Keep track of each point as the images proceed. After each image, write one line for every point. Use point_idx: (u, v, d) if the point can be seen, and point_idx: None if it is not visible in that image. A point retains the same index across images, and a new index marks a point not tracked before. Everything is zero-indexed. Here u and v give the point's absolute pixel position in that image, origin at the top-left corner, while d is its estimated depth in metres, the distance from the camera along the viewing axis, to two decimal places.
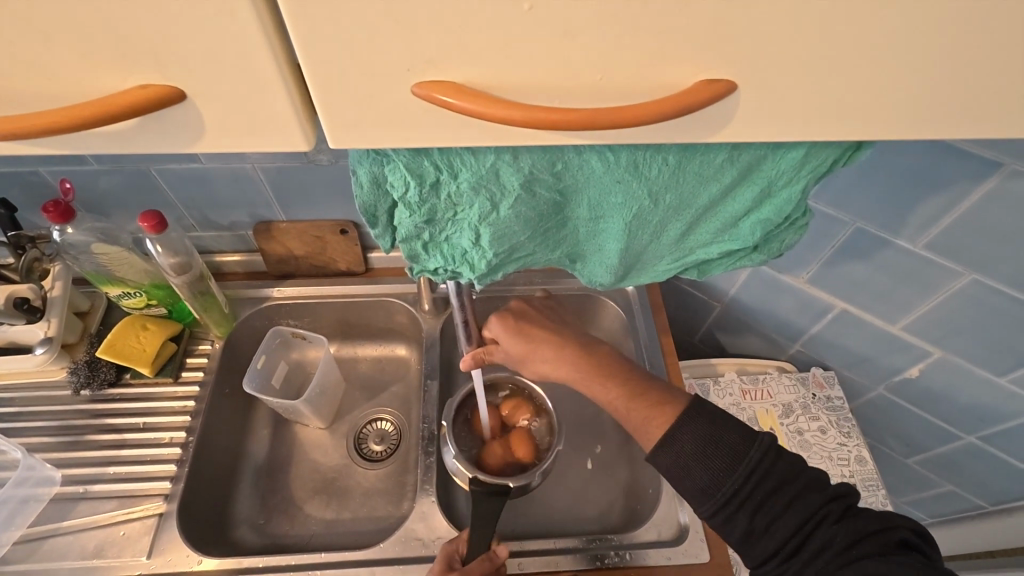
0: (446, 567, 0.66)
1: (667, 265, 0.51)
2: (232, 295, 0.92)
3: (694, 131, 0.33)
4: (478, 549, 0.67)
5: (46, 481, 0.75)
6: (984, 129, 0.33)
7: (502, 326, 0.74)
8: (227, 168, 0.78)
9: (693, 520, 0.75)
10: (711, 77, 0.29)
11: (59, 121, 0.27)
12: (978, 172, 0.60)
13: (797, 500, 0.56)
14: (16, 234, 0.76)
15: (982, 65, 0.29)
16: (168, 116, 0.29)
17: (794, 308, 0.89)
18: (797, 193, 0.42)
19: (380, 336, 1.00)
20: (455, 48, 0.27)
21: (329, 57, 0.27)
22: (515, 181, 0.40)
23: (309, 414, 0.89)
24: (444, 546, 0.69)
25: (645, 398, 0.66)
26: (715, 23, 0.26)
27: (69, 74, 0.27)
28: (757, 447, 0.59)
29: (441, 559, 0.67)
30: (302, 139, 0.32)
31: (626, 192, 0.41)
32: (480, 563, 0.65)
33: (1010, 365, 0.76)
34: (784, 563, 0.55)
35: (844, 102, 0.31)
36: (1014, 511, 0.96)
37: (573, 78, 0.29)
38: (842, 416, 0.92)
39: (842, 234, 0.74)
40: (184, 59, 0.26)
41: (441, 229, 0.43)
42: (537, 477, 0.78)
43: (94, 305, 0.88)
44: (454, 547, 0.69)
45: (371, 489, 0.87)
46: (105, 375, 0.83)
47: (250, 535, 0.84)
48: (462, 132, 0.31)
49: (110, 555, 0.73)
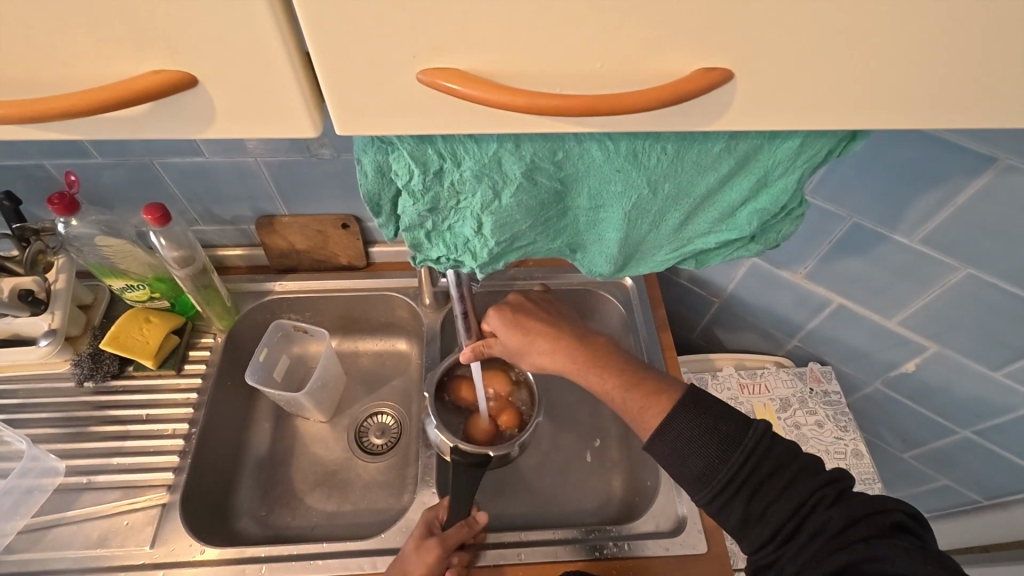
0: (426, 532, 0.69)
1: (666, 255, 0.51)
2: (234, 288, 0.93)
3: (692, 118, 0.34)
4: (457, 516, 0.72)
5: (51, 471, 0.76)
6: (978, 119, 0.34)
7: (499, 318, 0.74)
8: (229, 161, 0.78)
9: (691, 512, 0.76)
10: (708, 66, 0.30)
11: (74, 106, 0.28)
12: (973, 167, 0.61)
13: (792, 486, 0.58)
14: (21, 226, 0.77)
15: (975, 55, 0.30)
16: (180, 102, 0.30)
17: (790, 303, 0.90)
18: (793, 183, 0.43)
19: (381, 331, 1.00)
20: (461, 36, 0.27)
21: (338, 45, 0.28)
22: (517, 170, 0.41)
23: (310, 407, 0.89)
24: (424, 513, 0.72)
25: (641, 387, 0.67)
26: (714, 11, 0.27)
27: (84, 59, 0.28)
28: (752, 433, 0.60)
29: (422, 525, 0.70)
30: (310, 125, 0.32)
31: (625, 180, 0.42)
32: (459, 529, 0.70)
33: (1004, 359, 0.77)
34: (781, 547, 0.57)
35: (839, 92, 0.32)
36: (1009, 505, 0.97)
37: (576, 66, 0.29)
38: (840, 410, 0.93)
39: (838, 228, 0.75)
40: (196, 45, 0.27)
41: (444, 217, 0.44)
42: (517, 449, 0.79)
43: (97, 298, 0.89)
44: (433, 513, 0.72)
45: (371, 481, 0.88)
46: (109, 367, 0.84)
47: (252, 526, 0.84)
48: (466, 119, 0.32)
49: (114, 545, 0.74)
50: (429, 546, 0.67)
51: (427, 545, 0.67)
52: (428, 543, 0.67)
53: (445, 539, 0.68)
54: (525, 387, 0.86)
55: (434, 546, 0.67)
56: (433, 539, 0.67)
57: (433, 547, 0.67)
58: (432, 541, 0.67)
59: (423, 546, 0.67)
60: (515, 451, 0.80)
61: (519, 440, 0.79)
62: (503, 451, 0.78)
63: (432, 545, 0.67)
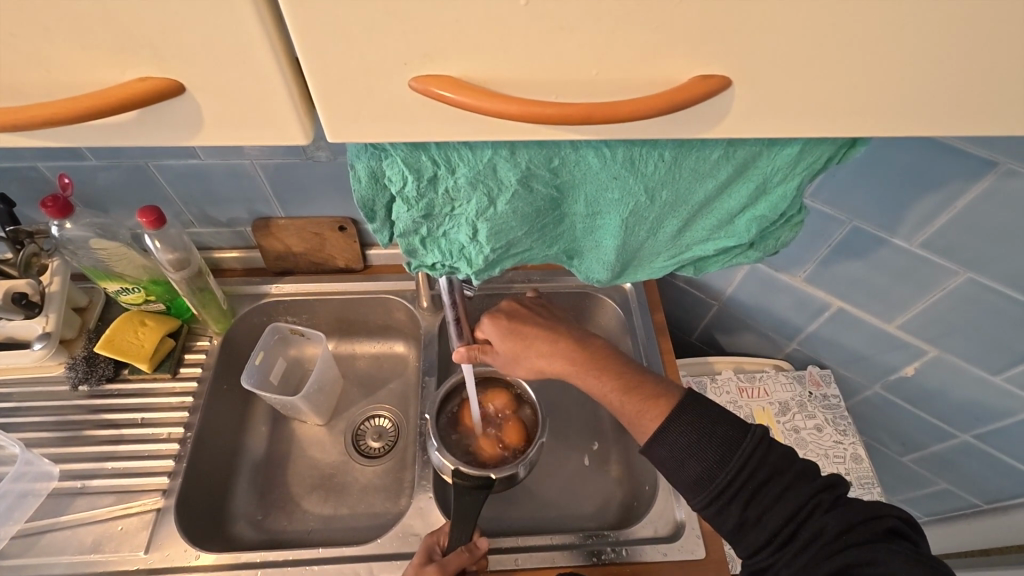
0: (427, 559, 0.67)
1: (665, 261, 0.51)
2: (231, 291, 0.92)
3: (689, 126, 0.33)
4: (457, 542, 0.68)
5: (44, 476, 0.75)
6: (981, 124, 0.33)
7: (493, 326, 0.73)
8: (225, 163, 0.77)
9: (689, 516, 0.75)
10: (705, 73, 0.29)
11: (57, 114, 0.27)
12: (974, 171, 0.60)
13: (789, 491, 0.57)
14: (14, 229, 0.77)
15: (979, 59, 0.29)
16: (167, 109, 0.30)
17: (790, 307, 0.89)
18: (792, 189, 0.43)
19: (378, 334, 1.00)
20: (452, 42, 0.27)
21: (328, 51, 0.27)
22: (513, 177, 0.40)
23: (307, 410, 0.89)
24: (427, 538, 0.70)
25: (639, 392, 0.66)
26: (711, 18, 0.27)
27: (69, 66, 0.27)
28: (750, 439, 0.59)
29: (422, 551, 0.68)
30: (300, 132, 0.32)
31: (622, 187, 0.42)
32: (459, 555, 0.66)
33: (1005, 364, 0.77)
34: (776, 553, 0.56)
35: (838, 98, 0.31)
36: (1009, 509, 0.96)
37: (570, 71, 0.29)
38: (839, 414, 0.93)
39: (838, 232, 0.74)
40: (183, 52, 0.27)
41: (439, 223, 0.44)
42: (524, 468, 0.77)
43: (92, 301, 0.88)
44: (435, 537, 0.70)
45: (369, 485, 0.88)
46: (103, 370, 0.83)
47: (248, 530, 0.84)
48: (459, 126, 0.32)
49: (108, 550, 0.73)
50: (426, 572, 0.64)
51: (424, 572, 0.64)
52: (426, 569, 0.65)
53: (443, 566, 0.65)
54: (529, 404, 0.86)
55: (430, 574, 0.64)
56: (431, 566, 0.65)
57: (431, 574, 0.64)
58: (429, 568, 0.65)
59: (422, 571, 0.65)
60: (523, 470, 0.77)
61: (526, 459, 0.77)
62: (509, 471, 0.76)
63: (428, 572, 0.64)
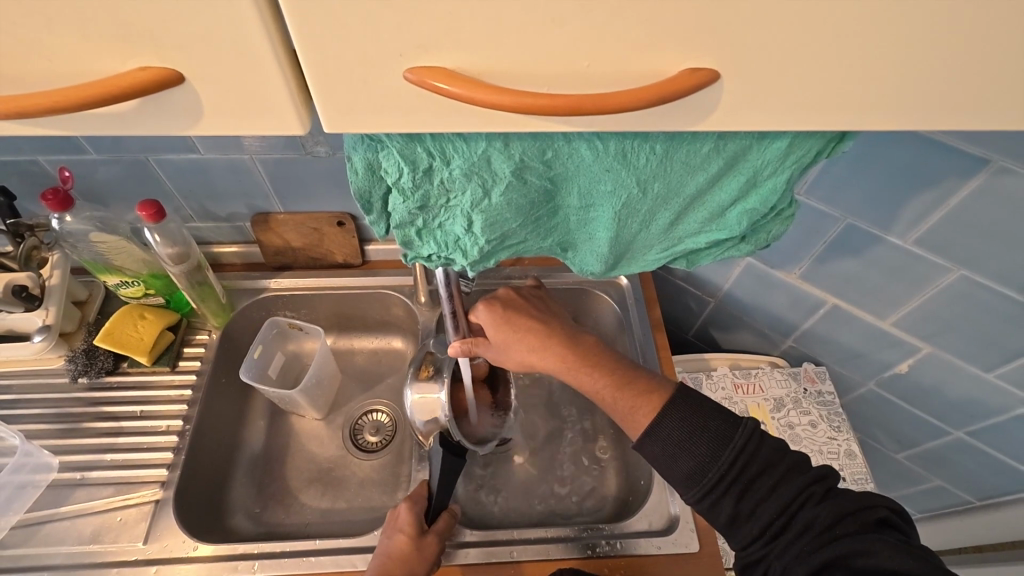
0: (418, 526, 0.69)
1: (657, 255, 0.52)
2: (229, 286, 0.93)
3: (678, 119, 0.34)
4: (441, 507, 0.72)
5: (44, 467, 0.75)
6: (965, 120, 0.34)
7: (488, 313, 0.74)
8: (225, 158, 0.78)
9: (683, 510, 0.76)
10: (693, 67, 0.30)
11: (58, 102, 0.28)
12: (967, 169, 0.61)
13: (781, 484, 0.58)
14: (14, 222, 0.75)
15: (964, 56, 0.30)
16: (165, 98, 0.30)
17: (786, 303, 0.90)
18: (782, 182, 0.43)
19: (377, 329, 1.01)
20: (448, 35, 0.28)
21: (326, 42, 0.28)
22: (507, 169, 0.41)
23: (305, 405, 0.89)
24: (408, 506, 0.70)
25: (631, 388, 0.67)
26: (700, 12, 0.27)
27: (73, 57, 0.28)
28: (742, 432, 0.60)
29: (412, 518, 0.69)
30: (298, 123, 0.33)
31: (615, 179, 0.42)
32: (447, 519, 0.72)
33: (997, 361, 0.77)
34: (768, 545, 0.57)
35: (827, 92, 0.32)
36: (1002, 506, 0.97)
37: (563, 65, 0.29)
38: (833, 410, 0.93)
39: (834, 229, 0.75)
40: (181, 42, 0.27)
41: (434, 215, 0.44)
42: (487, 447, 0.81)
43: (92, 294, 0.89)
44: (415, 503, 0.71)
45: (366, 478, 0.88)
46: (103, 363, 0.84)
47: (245, 522, 0.85)
48: (455, 116, 0.32)
49: (107, 540, 0.74)
50: (430, 543, 0.67)
51: (427, 544, 0.67)
52: (426, 541, 0.67)
53: (439, 534, 0.69)
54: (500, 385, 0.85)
55: (434, 545, 0.67)
56: (432, 537, 0.68)
57: (433, 545, 0.67)
58: (430, 539, 0.68)
59: (423, 544, 0.67)
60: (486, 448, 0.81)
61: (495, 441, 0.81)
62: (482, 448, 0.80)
63: (430, 543, 0.67)
